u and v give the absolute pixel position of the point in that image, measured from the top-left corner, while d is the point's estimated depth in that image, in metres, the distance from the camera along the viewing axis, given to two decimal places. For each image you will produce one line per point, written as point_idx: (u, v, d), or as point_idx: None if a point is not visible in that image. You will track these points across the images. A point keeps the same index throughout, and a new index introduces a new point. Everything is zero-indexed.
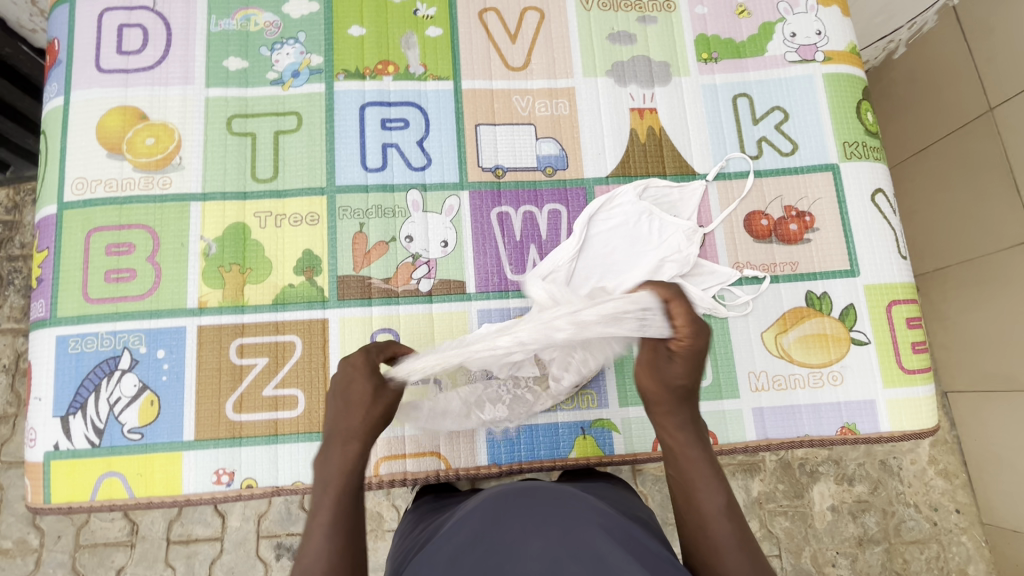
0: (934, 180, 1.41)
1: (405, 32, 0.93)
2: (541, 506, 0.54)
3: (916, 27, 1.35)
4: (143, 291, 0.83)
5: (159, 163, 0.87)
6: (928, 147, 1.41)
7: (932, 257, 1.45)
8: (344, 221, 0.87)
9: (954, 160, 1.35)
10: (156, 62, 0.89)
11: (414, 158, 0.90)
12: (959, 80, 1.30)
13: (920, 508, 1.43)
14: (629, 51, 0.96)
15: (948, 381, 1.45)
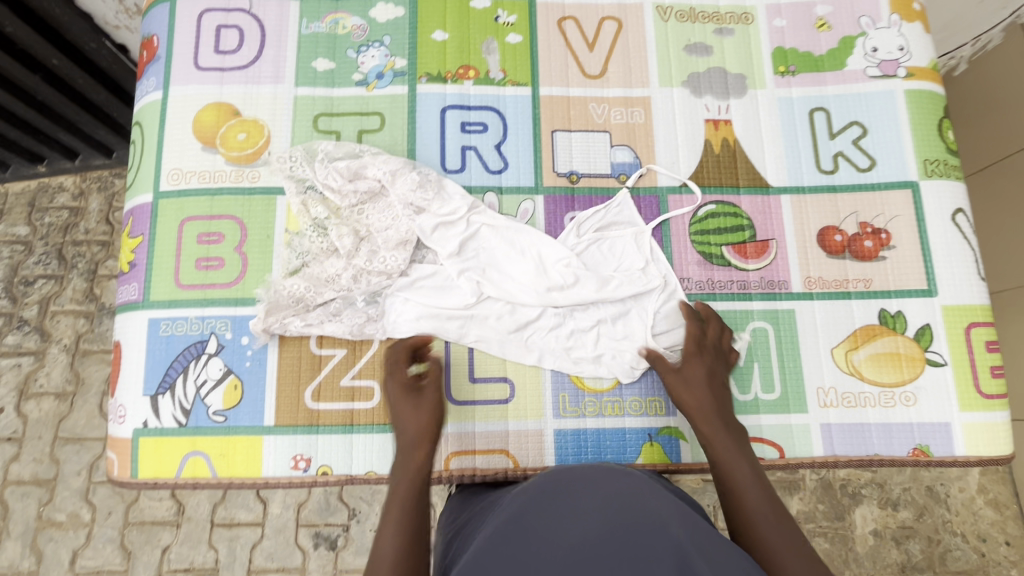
0: (993, 201, 1.35)
1: (486, 38, 0.96)
2: (562, 486, 0.56)
3: (979, 44, 1.33)
4: (231, 279, 0.87)
5: (249, 157, 0.90)
6: (987, 168, 1.37)
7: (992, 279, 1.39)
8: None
9: (1012, 183, 1.31)
10: (251, 61, 0.94)
11: (490, 161, 0.92)
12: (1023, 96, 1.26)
13: (968, 537, 1.39)
14: (705, 63, 0.97)
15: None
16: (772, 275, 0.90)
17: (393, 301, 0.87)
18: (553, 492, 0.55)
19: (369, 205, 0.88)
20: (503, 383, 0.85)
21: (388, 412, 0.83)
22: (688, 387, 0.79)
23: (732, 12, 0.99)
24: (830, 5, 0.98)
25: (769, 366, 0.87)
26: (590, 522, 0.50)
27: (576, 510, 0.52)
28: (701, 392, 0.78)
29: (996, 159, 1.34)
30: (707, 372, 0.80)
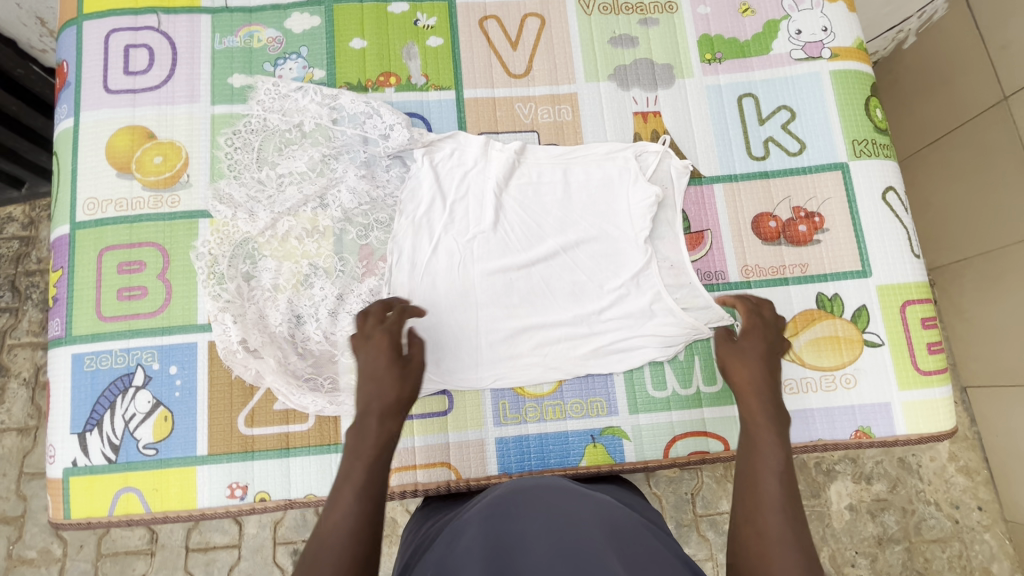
0: (948, 173, 1.38)
1: (406, 43, 0.94)
2: (503, 517, 0.53)
3: (925, 16, 1.34)
4: (155, 307, 0.84)
5: (168, 181, 0.87)
6: (942, 137, 1.38)
7: (947, 247, 1.42)
8: (349, 235, 0.87)
9: (967, 155, 1.33)
10: (163, 81, 0.91)
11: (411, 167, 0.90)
12: (970, 68, 1.28)
13: (940, 505, 1.40)
14: (631, 54, 0.96)
15: (965, 375, 1.42)
16: (708, 266, 0.89)
17: (320, 322, 0.84)
18: (500, 533, 0.50)
19: (304, 250, 0.86)
20: (441, 395, 0.84)
21: (325, 433, 0.82)
22: (739, 355, 0.76)
23: (656, 2, 0.98)
24: None
25: (711, 359, 0.86)
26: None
27: (523, 543, 0.49)
28: (753, 361, 0.75)
29: (948, 129, 1.36)
30: (768, 346, 0.77)
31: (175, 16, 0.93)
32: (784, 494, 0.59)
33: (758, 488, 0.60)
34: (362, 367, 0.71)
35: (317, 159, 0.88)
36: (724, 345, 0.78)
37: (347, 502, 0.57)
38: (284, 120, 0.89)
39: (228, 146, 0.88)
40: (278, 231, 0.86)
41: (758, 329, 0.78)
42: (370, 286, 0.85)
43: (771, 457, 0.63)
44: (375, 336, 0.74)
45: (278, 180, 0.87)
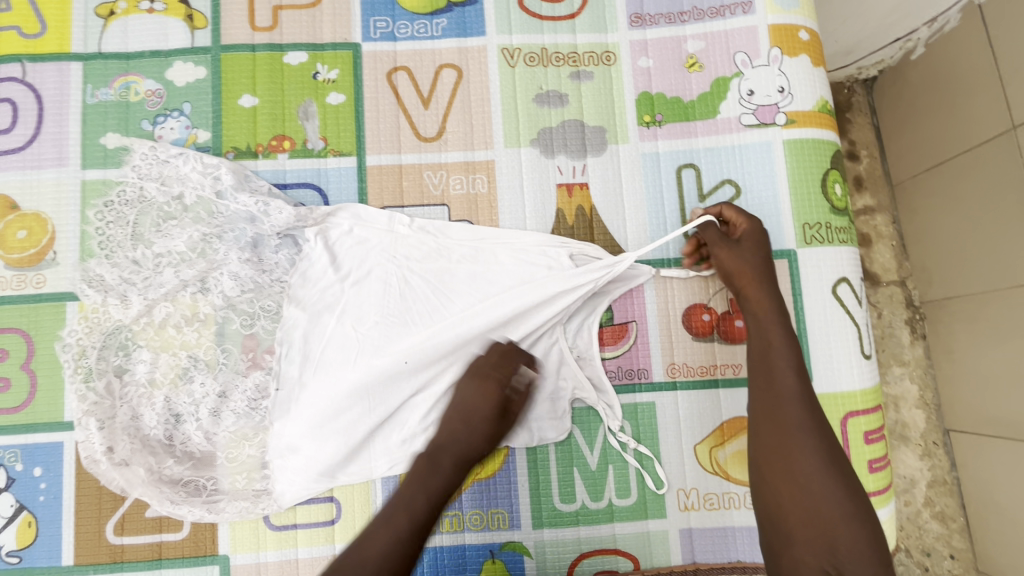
0: (943, 204, 1.13)
1: (303, 100, 0.83)
2: None
3: (935, 26, 1.06)
4: (17, 402, 0.77)
5: (32, 259, 0.79)
6: (940, 165, 1.13)
7: (940, 283, 1.16)
8: (232, 323, 0.78)
9: (970, 185, 1.07)
10: (28, 141, 0.81)
11: (303, 245, 0.80)
12: (978, 87, 1.03)
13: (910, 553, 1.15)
14: (559, 115, 0.84)
15: (947, 417, 1.17)
16: (631, 363, 0.80)
17: (199, 422, 0.76)
18: None
19: (179, 342, 0.78)
20: (328, 502, 0.78)
21: (201, 542, 0.76)
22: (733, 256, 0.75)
23: (591, 52, 0.85)
24: (701, 39, 0.85)
25: (625, 469, 0.79)
26: None
27: None
28: (761, 274, 0.74)
29: (946, 156, 1.11)
30: (766, 255, 0.75)
31: (42, 65, 0.82)
32: (801, 389, 0.68)
33: (785, 409, 0.67)
34: (466, 408, 0.73)
35: (198, 239, 0.79)
36: (723, 244, 0.76)
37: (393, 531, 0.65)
38: (163, 190, 0.79)
39: (100, 221, 0.79)
40: (155, 317, 0.78)
41: (754, 230, 0.76)
42: (253, 383, 0.77)
43: (784, 358, 0.70)
44: (511, 398, 0.74)
45: (155, 261, 0.78)
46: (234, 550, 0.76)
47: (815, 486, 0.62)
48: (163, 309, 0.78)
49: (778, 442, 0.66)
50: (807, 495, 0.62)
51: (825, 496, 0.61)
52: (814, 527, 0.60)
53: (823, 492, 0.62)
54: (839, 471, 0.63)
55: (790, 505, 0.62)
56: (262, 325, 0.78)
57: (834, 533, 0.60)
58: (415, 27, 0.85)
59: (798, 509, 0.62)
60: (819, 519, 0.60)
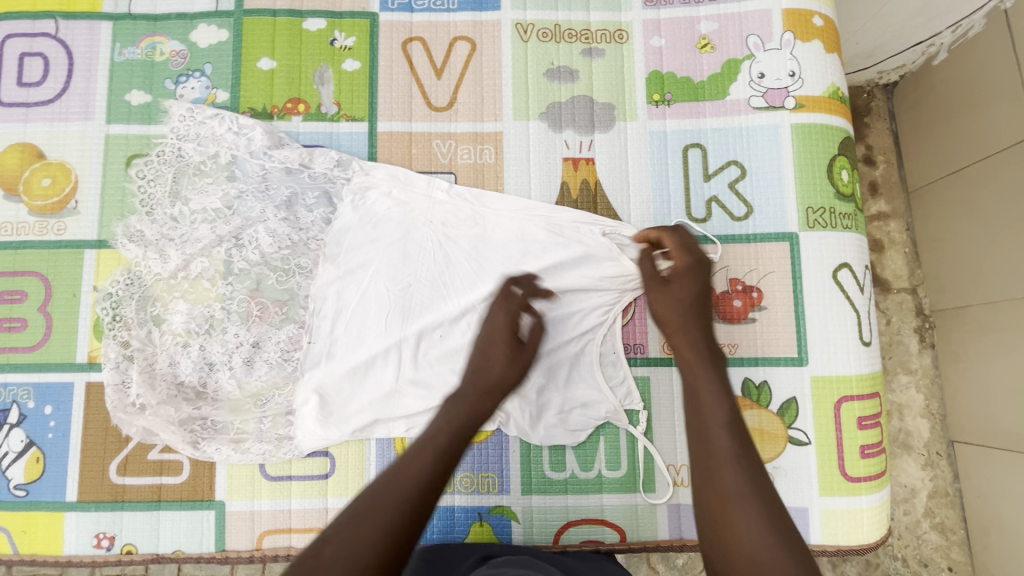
0: (958, 212, 1.12)
1: (320, 65, 0.85)
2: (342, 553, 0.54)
3: (960, 31, 1.04)
4: (34, 342, 0.80)
5: (55, 207, 0.82)
6: (956, 173, 1.11)
7: (951, 292, 1.15)
8: (268, 280, 0.80)
9: (985, 194, 1.06)
10: (57, 95, 0.84)
11: (337, 206, 0.82)
12: (1000, 96, 1.01)
13: (907, 563, 1.13)
14: (569, 90, 0.85)
15: (953, 428, 1.16)
16: (626, 337, 0.81)
17: (233, 371, 0.79)
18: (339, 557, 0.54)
19: (190, 293, 0.80)
20: (323, 457, 0.79)
21: (200, 487, 0.78)
22: (657, 289, 0.73)
23: (604, 30, 0.87)
24: (714, 21, 0.85)
25: (616, 442, 0.79)
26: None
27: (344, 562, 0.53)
28: (677, 306, 0.71)
29: (964, 164, 1.09)
30: (699, 290, 0.72)
31: (75, 22, 0.86)
32: (728, 434, 0.59)
33: (712, 445, 0.59)
34: (484, 341, 0.70)
35: (232, 196, 0.82)
36: (647, 266, 0.75)
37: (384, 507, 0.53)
38: (199, 150, 0.83)
39: (141, 179, 0.82)
40: (191, 272, 0.80)
41: (688, 267, 0.73)
42: (287, 335, 0.80)
43: (713, 387, 0.64)
44: (499, 311, 0.72)
45: (191, 218, 0.81)
46: (230, 496, 0.78)
47: (741, 523, 0.53)
48: (191, 260, 0.80)
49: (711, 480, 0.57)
50: (744, 538, 0.53)
51: (763, 547, 0.51)
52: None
53: (759, 537, 0.52)
54: (775, 517, 0.53)
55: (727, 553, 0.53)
56: (296, 280, 0.80)
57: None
58: None
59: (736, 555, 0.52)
60: (754, 562, 0.51)
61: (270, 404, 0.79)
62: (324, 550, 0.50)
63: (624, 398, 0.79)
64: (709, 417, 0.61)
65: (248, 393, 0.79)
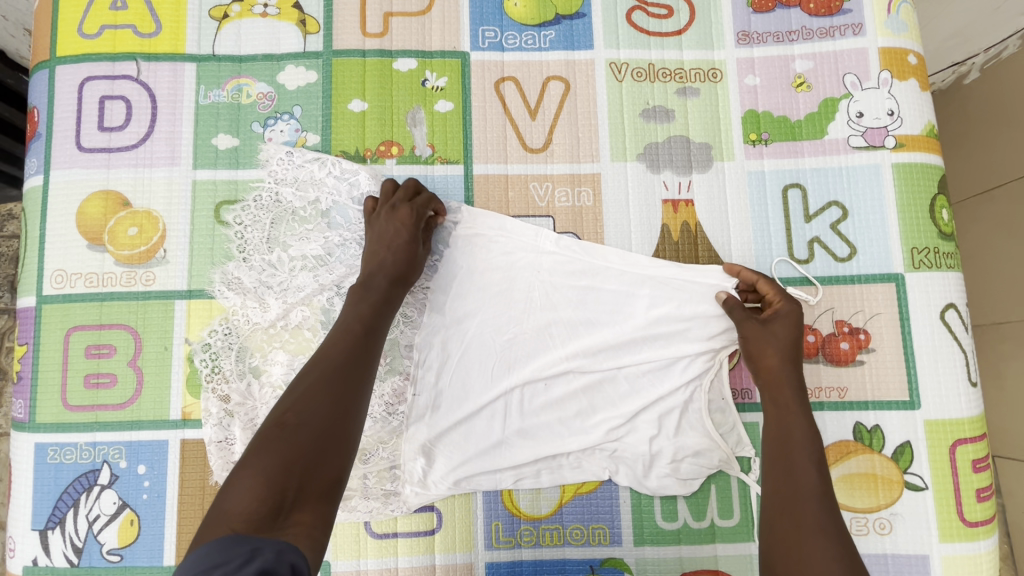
0: (1000, 227, 1.09)
1: (412, 107, 0.83)
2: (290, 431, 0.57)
3: (992, 52, 1.06)
4: (124, 399, 0.77)
5: (142, 256, 0.79)
6: (996, 188, 1.10)
7: (991, 306, 1.12)
8: None
9: None
10: (141, 139, 0.82)
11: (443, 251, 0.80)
12: None
13: None
14: (665, 131, 0.84)
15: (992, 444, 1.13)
16: (734, 383, 0.80)
17: None
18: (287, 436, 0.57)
19: (288, 344, 0.78)
20: (429, 512, 0.77)
21: None
22: (764, 344, 0.73)
23: (698, 68, 0.86)
24: (810, 60, 0.85)
25: (728, 490, 0.78)
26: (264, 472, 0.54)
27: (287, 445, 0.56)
28: (783, 354, 0.73)
29: (1007, 178, 1.07)
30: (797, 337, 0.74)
31: (157, 64, 0.83)
32: (817, 491, 0.65)
33: (797, 503, 0.64)
34: (384, 235, 0.74)
35: (334, 243, 0.80)
36: (752, 323, 0.74)
37: (329, 369, 0.62)
38: (299, 195, 0.80)
39: (238, 224, 0.80)
40: (290, 321, 0.78)
41: (790, 314, 0.74)
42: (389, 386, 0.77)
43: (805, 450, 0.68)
44: (401, 209, 0.75)
45: (290, 264, 0.79)
46: (335, 556, 0.76)
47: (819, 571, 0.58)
48: (290, 309, 0.78)
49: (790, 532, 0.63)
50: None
51: None
52: None
53: None
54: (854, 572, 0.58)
55: None
56: (397, 329, 0.78)
57: None
58: (523, 38, 0.86)
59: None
60: None
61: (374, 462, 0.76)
62: (285, 418, 0.58)
63: (734, 446, 0.77)
64: (794, 477, 0.67)
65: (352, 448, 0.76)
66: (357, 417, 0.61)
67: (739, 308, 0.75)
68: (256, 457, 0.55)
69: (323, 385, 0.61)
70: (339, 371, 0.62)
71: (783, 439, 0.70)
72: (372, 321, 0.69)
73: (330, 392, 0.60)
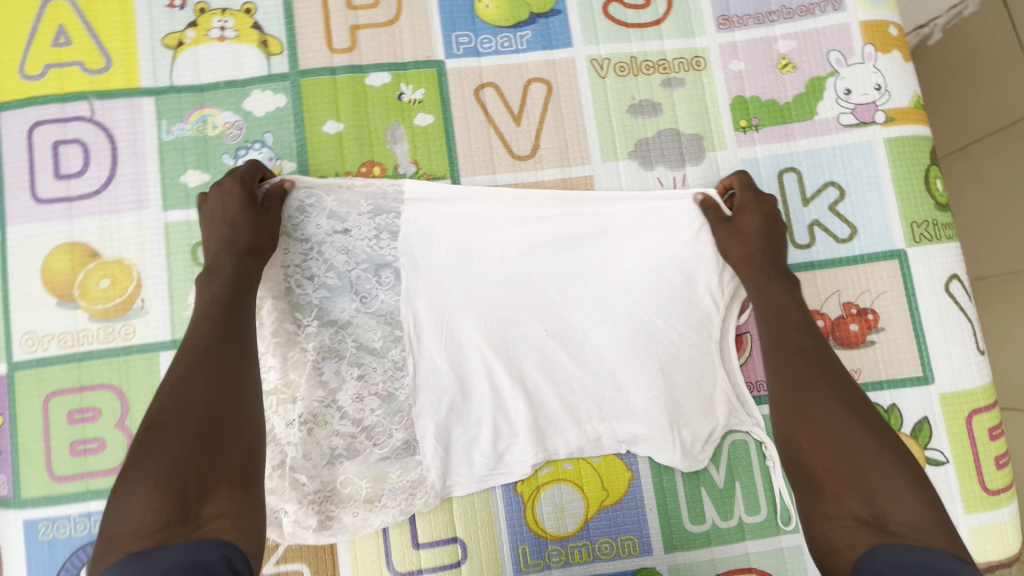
0: (976, 182, 1.08)
1: (390, 123, 0.80)
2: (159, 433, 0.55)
3: (955, 11, 1.06)
4: (116, 462, 0.72)
5: (118, 308, 0.74)
6: (973, 143, 1.08)
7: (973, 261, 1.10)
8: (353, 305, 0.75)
9: (998, 165, 1.05)
10: (103, 184, 0.76)
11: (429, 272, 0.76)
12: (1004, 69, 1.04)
13: None
14: (653, 125, 0.82)
15: None
16: (750, 376, 0.78)
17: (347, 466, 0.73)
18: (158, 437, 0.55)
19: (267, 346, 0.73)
20: (453, 543, 0.74)
21: None
22: (738, 237, 0.73)
23: (680, 58, 0.83)
24: (792, 39, 0.83)
25: (754, 485, 0.77)
26: (157, 468, 0.53)
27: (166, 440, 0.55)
28: (754, 241, 0.73)
29: (978, 134, 1.07)
30: (765, 221, 0.74)
31: (112, 101, 0.77)
32: (807, 335, 0.67)
33: (790, 356, 0.66)
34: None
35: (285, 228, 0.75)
36: (722, 224, 0.75)
37: (187, 384, 0.58)
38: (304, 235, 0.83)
39: None
40: (267, 316, 0.73)
41: (751, 203, 0.75)
42: (380, 341, 0.75)
43: (794, 316, 0.69)
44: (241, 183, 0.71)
45: None
46: None
47: (819, 404, 0.62)
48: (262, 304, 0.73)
49: (789, 374, 0.65)
50: (819, 437, 0.60)
51: (845, 437, 0.59)
52: (846, 476, 0.57)
53: (840, 426, 0.60)
54: (856, 409, 0.61)
55: (803, 440, 0.61)
56: (382, 296, 0.76)
57: (861, 472, 0.57)
58: (499, 40, 0.82)
59: (821, 456, 0.59)
60: (845, 460, 0.58)
61: (388, 444, 0.74)
62: (156, 426, 0.56)
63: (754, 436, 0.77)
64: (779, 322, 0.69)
65: (359, 427, 0.73)
66: (235, 391, 0.60)
67: (710, 211, 0.76)
68: (146, 468, 0.53)
69: (191, 373, 0.59)
70: (206, 355, 0.60)
71: (768, 297, 0.71)
72: (235, 284, 0.66)
73: (194, 404, 0.57)
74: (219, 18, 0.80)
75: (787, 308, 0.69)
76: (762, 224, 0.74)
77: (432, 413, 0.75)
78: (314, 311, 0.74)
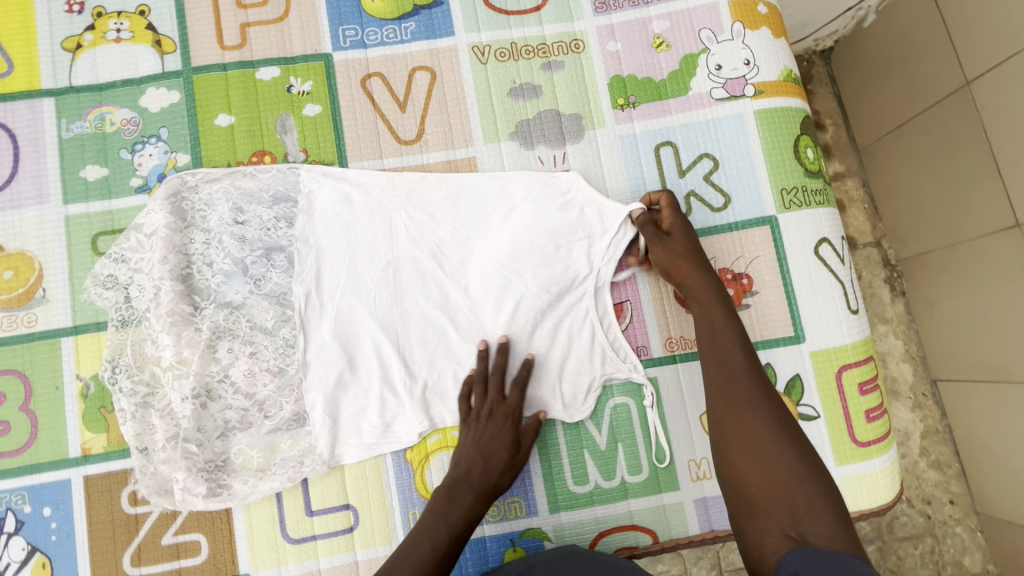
0: (910, 157, 1.08)
1: (280, 114, 0.84)
2: None
3: None
4: (19, 444, 0.76)
5: (20, 299, 0.78)
6: (906, 123, 1.08)
7: (914, 239, 1.11)
8: (246, 288, 0.79)
9: (929, 145, 1.04)
10: (5, 181, 0.80)
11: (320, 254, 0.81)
12: (928, 49, 1.00)
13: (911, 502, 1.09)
14: (534, 106, 0.86)
15: (933, 367, 1.12)
16: (630, 341, 0.82)
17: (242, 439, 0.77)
18: None
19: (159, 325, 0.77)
20: (345, 510, 0.77)
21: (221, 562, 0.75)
22: (672, 256, 0.77)
23: (560, 42, 0.87)
24: (666, 20, 0.87)
25: (635, 446, 0.80)
26: None
27: None
28: (695, 263, 0.76)
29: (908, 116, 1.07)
30: (697, 243, 0.78)
31: (12, 103, 0.82)
32: (746, 360, 0.70)
33: (734, 384, 0.68)
34: (482, 440, 0.75)
35: (181, 219, 0.80)
36: (659, 241, 0.78)
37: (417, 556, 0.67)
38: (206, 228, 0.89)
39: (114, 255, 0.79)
40: (161, 297, 0.77)
41: (681, 227, 0.79)
42: (272, 320, 0.79)
43: (732, 337, 0.72)
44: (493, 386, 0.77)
45: (151, 242, 0.79)
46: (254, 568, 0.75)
47: (755, 426, 0.65)
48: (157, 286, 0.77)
49: (723, 396, 0.68)
50: (756, 461, 0.63)
51: (781, 461, 0.62)
52: (774, 495, 0.60)
53: (772, 451, 0.63)
54: (788, 434, 0.64)
55: (739, 461, 0.64)
56: (274, 279, 0.79)
57: (790, 492, 0.60)
58: (384, 32, 0.86)
59: (754, 471, 0.63)
60: (779, 485, 0.61)
61: (278, 416, 0.77)
62: None
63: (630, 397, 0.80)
64: (723, 348, 0.71)
65: (252, 401, 0.77)
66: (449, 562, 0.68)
67: (648, 228, 0.79)
68: None
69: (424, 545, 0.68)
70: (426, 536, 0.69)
71: (705, 320, 0.74)
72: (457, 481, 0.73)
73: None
74: (115, 21, 0.84)
75: (725, 336, 0.72)
76: (690, 245, 0.78)
77: (321, 386, 0.78)
78: (212, 293, 0.78)
